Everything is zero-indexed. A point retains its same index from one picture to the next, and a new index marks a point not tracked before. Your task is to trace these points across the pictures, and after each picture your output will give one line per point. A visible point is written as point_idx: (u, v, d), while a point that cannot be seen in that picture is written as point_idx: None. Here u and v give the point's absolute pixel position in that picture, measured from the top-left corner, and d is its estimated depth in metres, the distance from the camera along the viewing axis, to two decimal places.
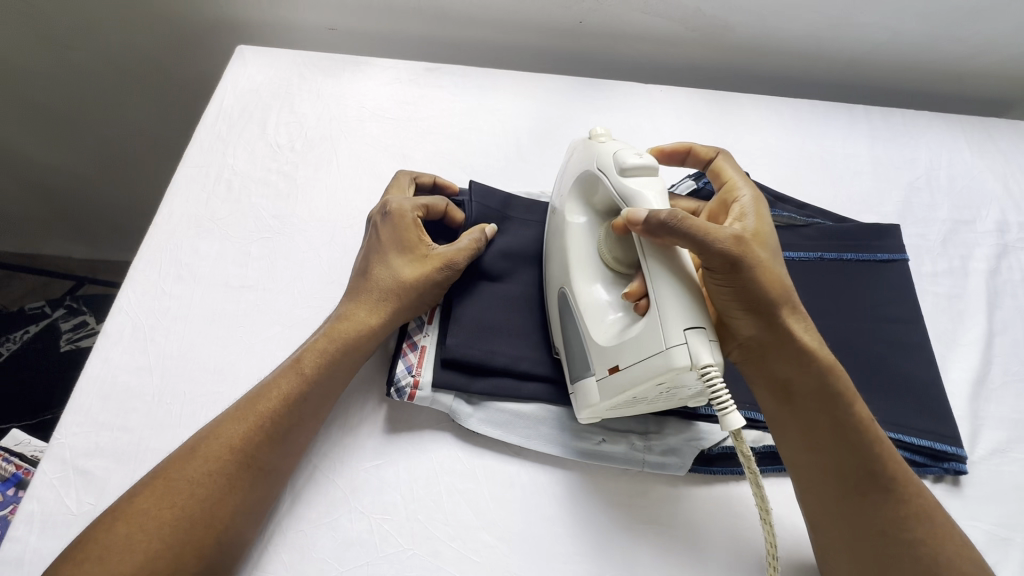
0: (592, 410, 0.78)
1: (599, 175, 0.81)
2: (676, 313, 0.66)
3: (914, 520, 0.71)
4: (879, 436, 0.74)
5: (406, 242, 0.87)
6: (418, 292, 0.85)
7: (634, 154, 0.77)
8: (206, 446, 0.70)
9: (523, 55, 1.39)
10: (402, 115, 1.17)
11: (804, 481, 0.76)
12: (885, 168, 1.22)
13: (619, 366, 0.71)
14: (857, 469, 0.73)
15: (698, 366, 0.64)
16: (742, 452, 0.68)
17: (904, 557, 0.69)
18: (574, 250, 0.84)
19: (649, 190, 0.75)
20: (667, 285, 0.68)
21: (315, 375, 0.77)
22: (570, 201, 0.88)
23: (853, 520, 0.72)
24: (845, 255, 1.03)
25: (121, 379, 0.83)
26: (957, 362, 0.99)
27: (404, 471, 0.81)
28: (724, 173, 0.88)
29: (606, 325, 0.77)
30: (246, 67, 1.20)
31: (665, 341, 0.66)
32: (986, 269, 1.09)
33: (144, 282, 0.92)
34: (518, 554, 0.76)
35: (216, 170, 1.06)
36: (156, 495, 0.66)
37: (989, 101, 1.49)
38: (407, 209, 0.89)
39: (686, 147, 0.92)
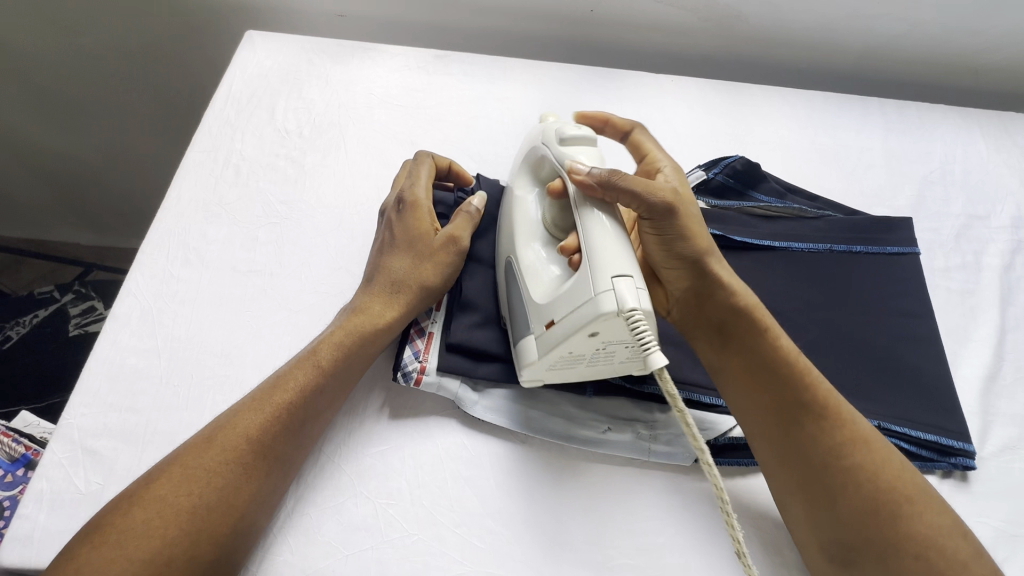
0: (531, 372, 0.74)
1: (542, 147, 0.83)
2: (605, 261, 0.66)
3: (853, 448, 0.70)
4: (811, 368, 0.75)
5: (419, 232, 0.86)
6: (431, 280, 0.85)
7: (574, 127, 0.82)
8: (223, 436, 0.69)
9: (532, 44, 1.38)
10: (410, 102, 1.16)
11: (748, 423, 0.77)
12: (899, 162, 1.20)
13: (553, 321, 0.69)
14: (793, 403, 0.73)
15: (624, 311, 0.63)
16: (667, 392, 0.67)
17: (846, 487, 0.68)
18: (517, 217, 0.84)
19: (585, 156, 0.78)
20: (599, 235, 0.70)
21: (331, 367, 0.77)
22: (518, 177, 0.89)
23: (796, 457, 0.72)
24: (856, 248, 1.02)
25: (129, 361, 0.84)
26: (968, 358, 0.98)
27: (409, 457, 0.81)
28: (640, 143, 0.88)
29: (546, 283, 0.75)
30: (255, 53, 1.19)
31: (595, 288, 0.65)
32: (1000, 265, 1.08)
33: (152, 266, 0.93)
34: (522, 541, 0.76)
35: (224, 154, 1.06)
36: (174, 483, 0.65)
37: (1006, 95, 1.47)
38: (422, 200, 0.89)
39: (602, 118, 0.91)
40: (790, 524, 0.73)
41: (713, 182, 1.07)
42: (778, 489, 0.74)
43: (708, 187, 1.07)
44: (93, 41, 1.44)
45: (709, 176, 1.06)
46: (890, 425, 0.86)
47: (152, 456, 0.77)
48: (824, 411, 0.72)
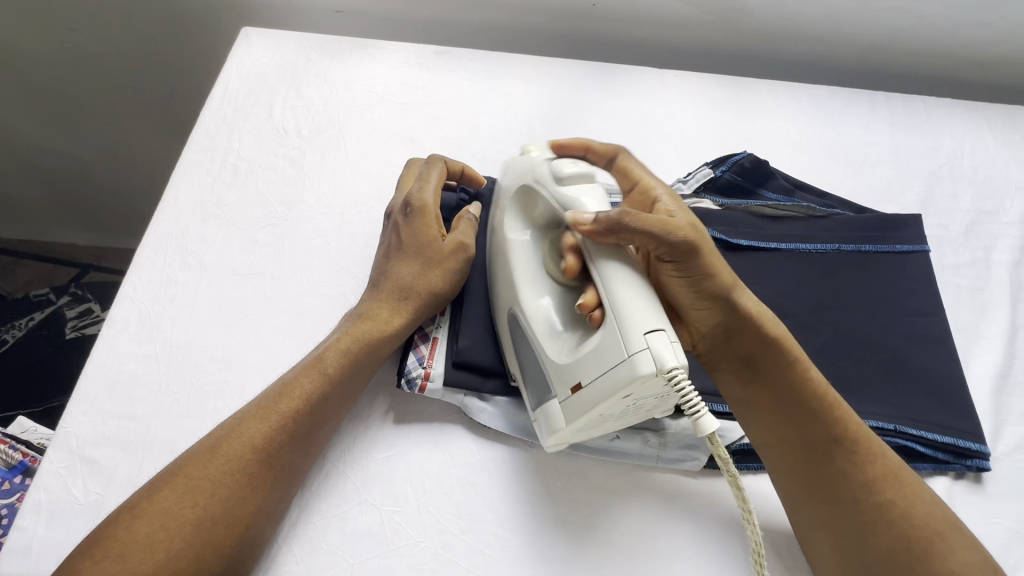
0: (558, 436, 0.72)
1: (538, 188, 0.79)
2: (633, 315, 0.63)
3: (883, 483, 0.70)
4: (838, 402, 0.73)
5: (427, 238, 0.84)
6: (439, 286, 0.83)
7: (569, 163, 0.78)
8: (227, 445, 0.68)
9: (533, 38, 1.36)
10: (410, 99, 1.14)
11: (774, 462, 0.75)
12: (906, 157, 1.19)
13: (581, 384, 0.67)
14: (821, 440, 0.72)
15: (664, 371, 0.60)
16: (719, 455, 0.67)
17: (879, 525, 0.68)
18: (521, 266, 0.80)
19: (588, 196, 0.74)
20: (624, 289, 0.66)
21: (337, 374, 0.75)
22: (509, 218, 0.84)
23: (825, 496, 0.71)
24: (864, 247, 1.00)
25: (127, 367, 0.82)
26: (980, 356, 0.97)
27: (415, 464, 0.80)
28: (630, 168, 0.81)
29: (567, 342, 0.72)
30: (251, 49, 1.17)
31: (627, 349, 0.62)
32: (1010, 262, 1.07)
33: (149, 269, 0.90)
34: (531, 547, 0.75)
35: (221, 154, 1.03)
36: (177, 493, 0.64)
37: (1012, 88, 1.45)
38: (430, 205, 0.86)
39: (584, 145, 0.85)
40: (812, 562, 0.72)
41: (720, 180, 1.06)
42: (801, 527, 0.73)
43: (715, 185, 1.06)
44: (86, 38, 1.42)
45: (716, 174, 1.05)
46: (903, 426, 0.85)
47: (152, 465, 0.75)
48: (854, 446, 0.71)
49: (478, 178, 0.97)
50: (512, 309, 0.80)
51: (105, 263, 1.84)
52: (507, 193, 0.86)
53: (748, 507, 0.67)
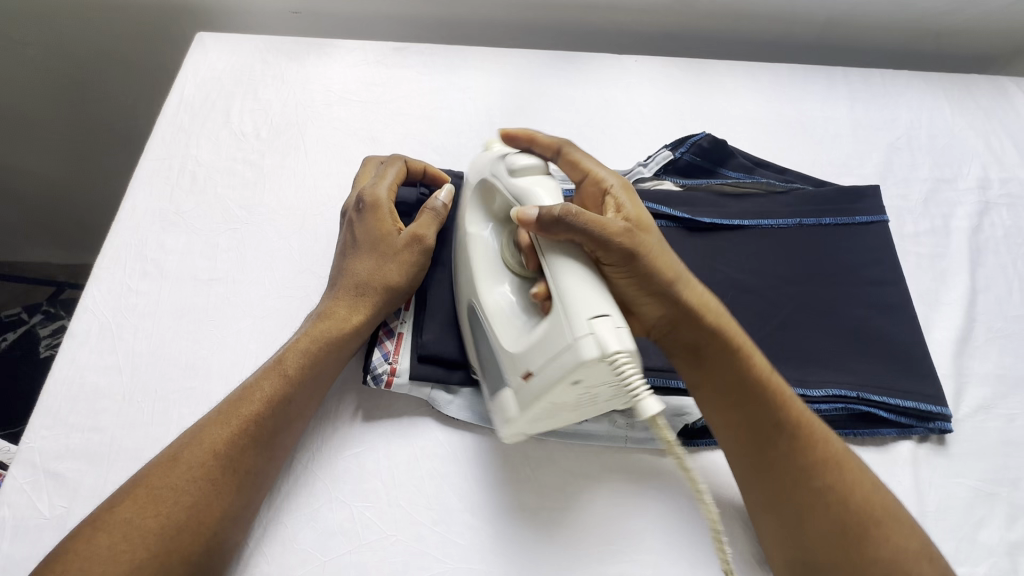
0: (512, 426, 0.72)
1: (494, 181, 0.80)
2: (580, 302, 0.64)
3: (825, 474, 0.70)
4: (781, 388, 0.74)
5: (381, 233, 0.84)
6: (394, 279, 0.82)
7: (522, 155, 0.79)
8: (189, 453, 0.68)
9: (493, 30, 1.36)
10: (369, 97, 1.14)
11: (724, 446, 0.75)
12: (865, 130, 1.20)
13: (532, 372, 0.67)
14: (766, 426, 0.72)
15: (608, 356, 0.61)
16: (663, 437, 0.66)
17: (816, 507, 0.69)
18: (478, 261, 0.80)
19: (539, 187, 0.75)
20: (572, 276, 0.66)
21: (298, 376, 0.75)
22: (470, 212, 0.84)
23: (769, 480, 0.72)
24: (824, 220, 1.01)
25: (89, 379, 0.81)
26: (941, 322, 0.98)
27: (385, 459, 0.80)
28: (578, 160, 0.82)
29: (518, 331, 0.72)
30: (207, 55, 1.16)
31: (573, 333, 0.62)
32: (968, 227, 1.08)
33: (109, 280, 0.90)
34: (503, 534, 0.76)
35: (179, 161, 1.03)
36: (140, 504, 0.63)
37: (970, 57, 1.47)
38: (382, 200, 0.86)
39: (528, 137, 0.85)
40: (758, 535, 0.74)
41: (680, 162, 1.06)
42: (750, 504, 0.74)
43: (676, 167, 1.06)
44: (42, 53, 1.41)
45: (676, 156, 1.05)
46: (867, 394, 0.86)
47: (118, 475, 0.75)
48: (797, 430, 0.72)
49: (439, 174, 0.97)
50: (468, 302, 0.81)
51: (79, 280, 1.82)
52: (469, 188, 0.86)
53: (698, 485, 0.66)
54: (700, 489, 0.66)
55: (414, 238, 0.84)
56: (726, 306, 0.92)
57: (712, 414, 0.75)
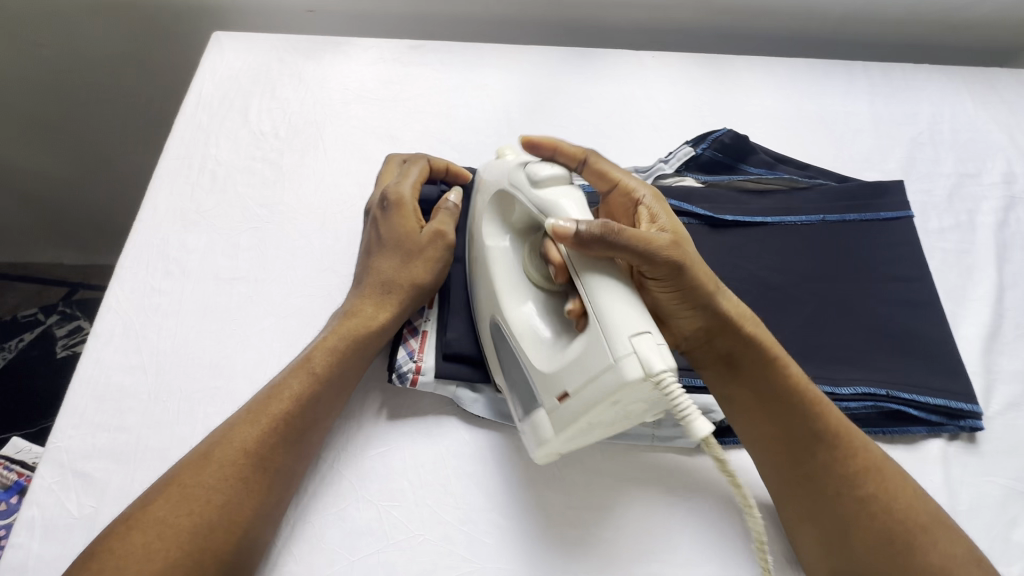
0: (547, 447, 0.71)
1: (514, 193, 0.77)
2: (618, 321, 0.62)
3: (865, 476, 0.70)
4: (818, 399, 0.74)
5: (406, 230, 0.84)
6: (419, 276, 0.82)
7: (544, 164, 0.75)
8: (220, 451, 0.67)
9: (509, 28, 1.35)
10: (386, 95, 1.13)
11: (757, 456, 0.76)
12: (886, 125, 1.19)
13: (568, 393, 0.66)
14: (803, 437, 0.72)
15: (653, 376, 0.59)
16: (715, 458, 0.63)
17: (860, 514, 0.68)
18: (501, 276, 0.79)
19: (568, 200, 0.71)
20: (614, 293, 0.64)
21: (325, 374, 0.75)
22: (490, 224, 0.83)
23: (811, 487, 0.71)
24: (849, 216, 1.00)
25: (115, 379, 0.81)
26: (969, 318, 0.97)
27: (409, 457, 0.80)
28: (606, 171, 0.79)
29: (546, 348, 0.72)
30: (224, 54, 1.16)
31: (613, 354, 0.61)
32: (994, 223, 1.07)
33: (132, 279, 0.90)
34: (531, 533, 0.75)
35: (199, 160, 1.03)
36: (173, 502, 0.63)
37: (990, 50, 1.45)
38: (406, 196, 0.86)
39: (552, 145, 0.81)
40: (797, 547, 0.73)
41: (702, 158, 1.05)
42: (789, 510, 0.73)
43: (697, 163, 1.05)
44: (59, 54, 1.42)
45: (698, 152, 1.04)
46: (896, 391, 0.85)
47: (146, 474, 0.75)
48: (837, 440, 0.72)
49: (459, 170, 0.96)
50: (491, 316, 0.79)
51: (94, 281, 1.82)
52: (483, 199, 0.83)
53: (746, 496, 0.63)
54: (750, 502, 0.63)
55: (437, 234, 0.84)
56: (752, 303, 0.91)
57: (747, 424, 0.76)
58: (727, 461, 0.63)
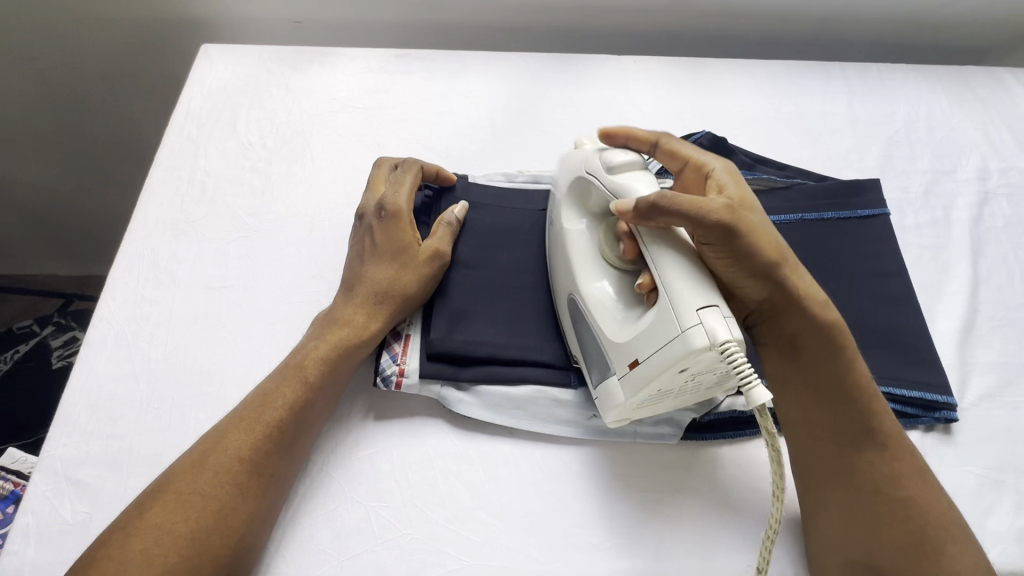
0: (618, 412, 0.73)
1: (589, 178, 0.80)
2: (685, 293, 0.65)
3: (901, 478, 0.71)
4: (873, 396, 0.74)
5: (403, 242, 0.86)
6: (414, 290, 0.85)
7: (621, 152, 0.79)
8: (214, 458, 0.69)
9: (493, 35, 1.38)
10: (373, 103, 1.15)
11: (800, 441, 0.76)
12: (864, 124, 1.21)
13: (638, 360, 0.69)
14: (852, 425, 0.73)
15: (717, 345, 0.62)
16: (766, 429, 0.65)
17: (897, 513, 0.69)
18: (577, 256, 0.81)
19: (640, 183, 0.74)
20: (675, 264, 0.67)
21: (319, 381, 0.77)
22: (566, 208, 0.85)
23: (851, 480, 0.72)
24: (826, 214, 1.02)
25: (107, 387, 0.83)
26: (944, 312, 0.99)
27: (397, 458, 0.81)
28: (677, 150, 0.82)
29: (617, 322, 0.74)
30: (212, 66, 1.18)
31: (681, 324, 0.64)
32: (969, 218, 1.09)
33: (123, 289, 0.91)
34: (516, 530, 0.77)
35: (188, 171, 1.04)
36: (168, 510, 0.65)
37: (967, 49, 1.48)
38: (404, 205, 0.88)
39: (625, 131, 0.84)
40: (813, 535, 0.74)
41: None
42: (806, 484, 0.75)
43: None
44: (50, 67, 1.43)
45: None
46: None
47: (139, 480, 0.77)
48: (886, 439, 0.73)
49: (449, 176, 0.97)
50: (568, 292, 0.82)
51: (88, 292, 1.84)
52: (563, 185, 0.87)
53: (781, 486, 0.67)
54: (781, 492, 0.67)
55: (433, 249, 0.87)
56: None
57: (792, 408, 0.77)
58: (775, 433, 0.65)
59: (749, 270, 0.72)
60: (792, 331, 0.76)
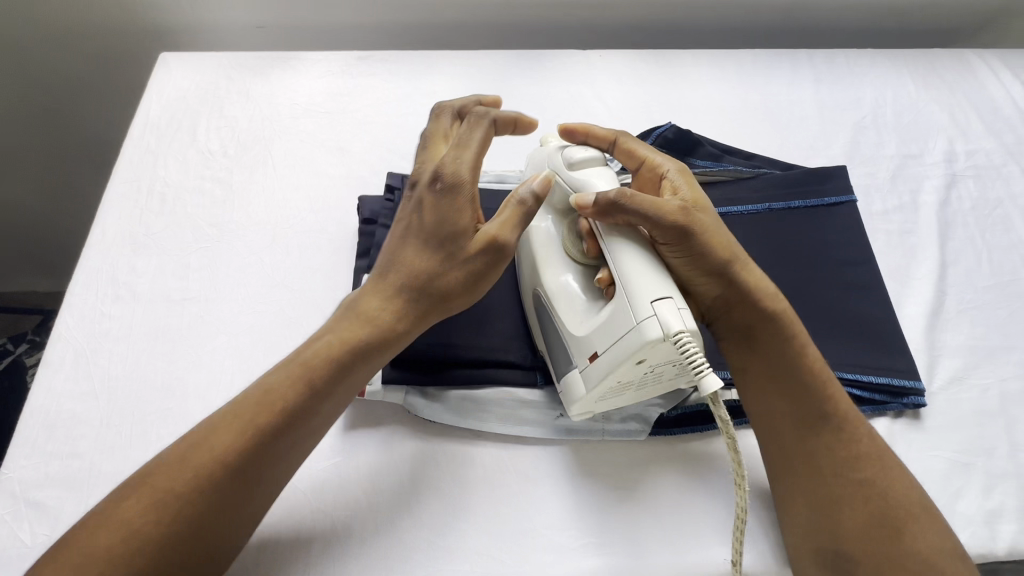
0: (580, 406, 0.74)
1: (550, 177, 0.81)
2: (643, 284, 0.66)
3: (864, 461, 0.71)
4: (829, 381, 0.75)
5: (458, 226, 0.73)
6: (455, 283, 0.74)
7: (582, 148, 0.80)
8: (160, 477, 0.62)
9: (459, 34, 1.37)
10: (335, 107, 1.14)
11: (761, 426, 0.76)
12: (831, 111, 1.21)
13: (597, 354, 0.70)
14: (808, 412, 0.73)
15: (670, 335, 0.63)
16: (720, 417, 0.67)
17: (858, 498, 0.69)
18: (540, 249, 0.81)
19: (599, 179, 0.76)
20: (636, 260, 0.69)
21: (300, 399, 0.67)
22: None
23: (814, 470, 0.71)
24: (793, 203, 1.02)
25: (66, 406, 0.82)
26: (912, 297, 0.99)
27: (363, 465, 0.80)
28: (634, 150, 0.81)
29: (580, 313, 0.74)
30: (171, 74, 1.16)
31: (636, 316, 0.65)
32: (935, 202, 1.09)
33: (81, 306, 0.90)
34: (485, 534, 0.76)
35: (147, 183, 1.03)
36: (113, 537, 0.58)
37: (933, 33, 1.48)
38: (470, 188, 0.74)
39: (584, 129, 0.83)
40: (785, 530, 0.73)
41: None
42: (772, 468, 0.75)
43: None
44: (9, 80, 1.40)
45: None
46: (840, 373, 0.87)
47: (99, 499, 0.75)
48: (843, 422, 0.73)
49: (531, 123, 0.85)
50: (533, 288, 0.82)
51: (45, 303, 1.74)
52: None
53: (740, 472, 0.68)
54: (743, 476, 0.68)
55: (492, 234, 0.74)
56: None
57: (755, 399, 0.76)
58: (728, 422, 0.68)
59: (699, 259, 0.72)
60: (742, 322, 0.76)
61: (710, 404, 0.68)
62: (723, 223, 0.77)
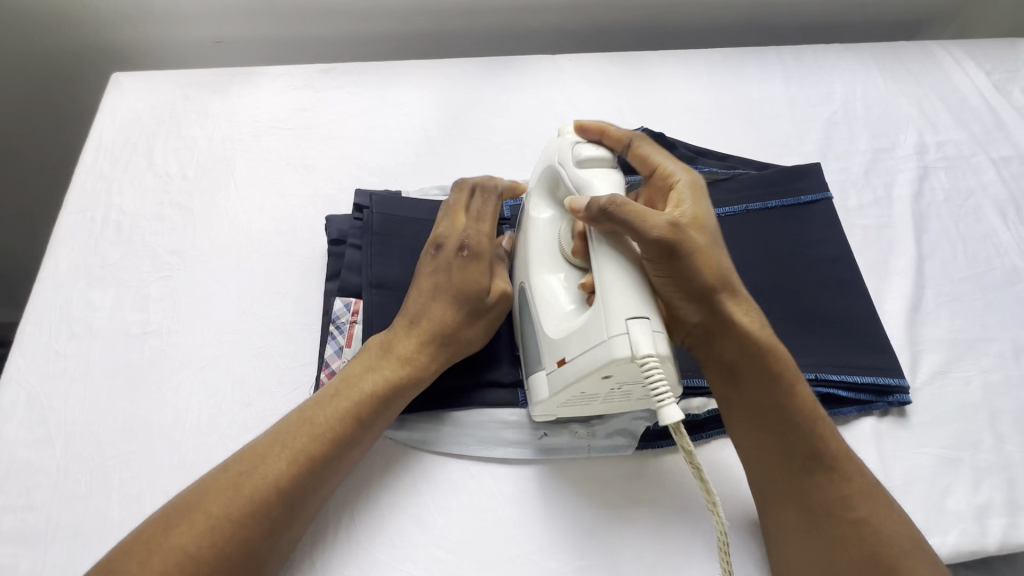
0: (542, 407, 0.86)
1: (559, 169, 0.90)
2: (618, 303, 0.74)
3: (841, 482, 0.81)
4: (807, 400, 0.84)
5: (477, 281, 0.90)
6: (488, 324, 0.91)
7: (591, 148, 0.89)
8: (252, 476, 0.73)
9: (425, 42, 1.56)
10: (299, 123, 1.22)
11: (744, 454, 0.86)
12: (802, 107, 1.38)
13: (566, 358, 0.79)
14: (800, 449, 0.82)
15: (638, 357, 0.71)
16: (684, 446, 0.71)
17: (851, 541, 0.78)
18: (534, 244, 0.91)
19: (601, 180, 0.86)
20: (612, 268, 0.77)
21: (331, 433, 0.78)
22: (536, 197, 0.95)
23: (810, 521, 0.80)
24: (770, 203, 1.16)
25: (116, 406, 0.92)
26: (892, 291, 1.15)
27: (383, 458, 0.90)
28: (647, 154, 0.91)
29: (558, 317, 0.84)
30: (124, 94, 1.24)
31: (608, 331, 0.73)
32: (910, 195, 1.27)
33: (90, 325, 0.98)
34: (510, 531, 0.86)
35: (103, 213, 1.10)
36: (190, 535, 0.68)
37: (883, 21, 1.70)
38: (486, 249, 0.92)
39: (601, 129, 0.93)
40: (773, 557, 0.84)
41: None
42: (766, 501, 0.84)
43: None
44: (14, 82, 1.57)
45: None
46: (825, 375, 1.00)
47: (156, 497, 0.85)
48: (833, 465, 0.82)
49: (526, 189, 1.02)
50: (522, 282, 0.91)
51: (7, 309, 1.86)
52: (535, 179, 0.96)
53: (712, 498, 0.71)
54: (714, 500, 0.71)
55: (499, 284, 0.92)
56: None
57: (745, 434, 0.85)
58: (693, 450, 0.72)
59: (683, 290, 0.81)
60: (728, 358, 0.84)
61: (674, 431, 0.72)
62: (716, 241, 0.85)
